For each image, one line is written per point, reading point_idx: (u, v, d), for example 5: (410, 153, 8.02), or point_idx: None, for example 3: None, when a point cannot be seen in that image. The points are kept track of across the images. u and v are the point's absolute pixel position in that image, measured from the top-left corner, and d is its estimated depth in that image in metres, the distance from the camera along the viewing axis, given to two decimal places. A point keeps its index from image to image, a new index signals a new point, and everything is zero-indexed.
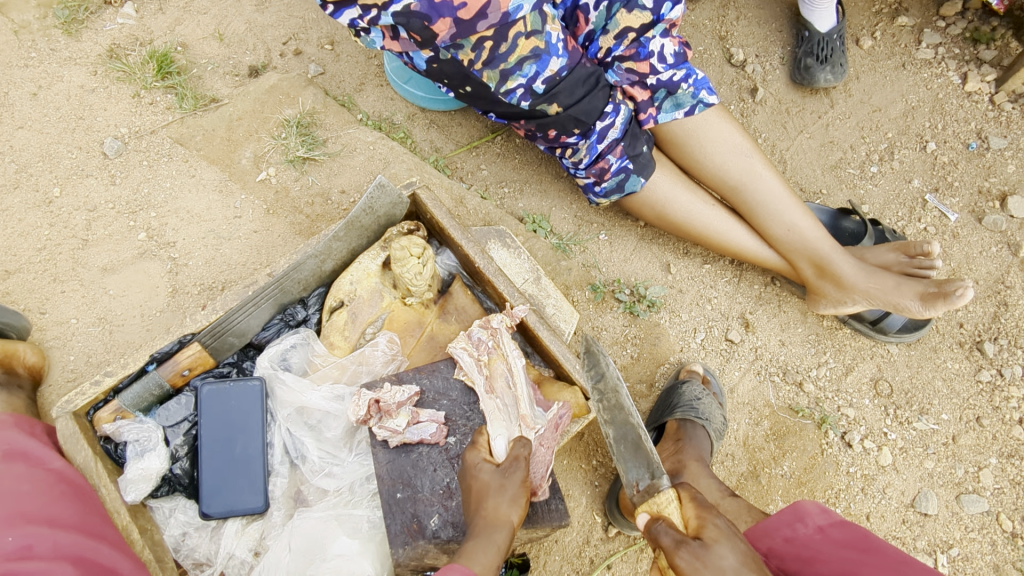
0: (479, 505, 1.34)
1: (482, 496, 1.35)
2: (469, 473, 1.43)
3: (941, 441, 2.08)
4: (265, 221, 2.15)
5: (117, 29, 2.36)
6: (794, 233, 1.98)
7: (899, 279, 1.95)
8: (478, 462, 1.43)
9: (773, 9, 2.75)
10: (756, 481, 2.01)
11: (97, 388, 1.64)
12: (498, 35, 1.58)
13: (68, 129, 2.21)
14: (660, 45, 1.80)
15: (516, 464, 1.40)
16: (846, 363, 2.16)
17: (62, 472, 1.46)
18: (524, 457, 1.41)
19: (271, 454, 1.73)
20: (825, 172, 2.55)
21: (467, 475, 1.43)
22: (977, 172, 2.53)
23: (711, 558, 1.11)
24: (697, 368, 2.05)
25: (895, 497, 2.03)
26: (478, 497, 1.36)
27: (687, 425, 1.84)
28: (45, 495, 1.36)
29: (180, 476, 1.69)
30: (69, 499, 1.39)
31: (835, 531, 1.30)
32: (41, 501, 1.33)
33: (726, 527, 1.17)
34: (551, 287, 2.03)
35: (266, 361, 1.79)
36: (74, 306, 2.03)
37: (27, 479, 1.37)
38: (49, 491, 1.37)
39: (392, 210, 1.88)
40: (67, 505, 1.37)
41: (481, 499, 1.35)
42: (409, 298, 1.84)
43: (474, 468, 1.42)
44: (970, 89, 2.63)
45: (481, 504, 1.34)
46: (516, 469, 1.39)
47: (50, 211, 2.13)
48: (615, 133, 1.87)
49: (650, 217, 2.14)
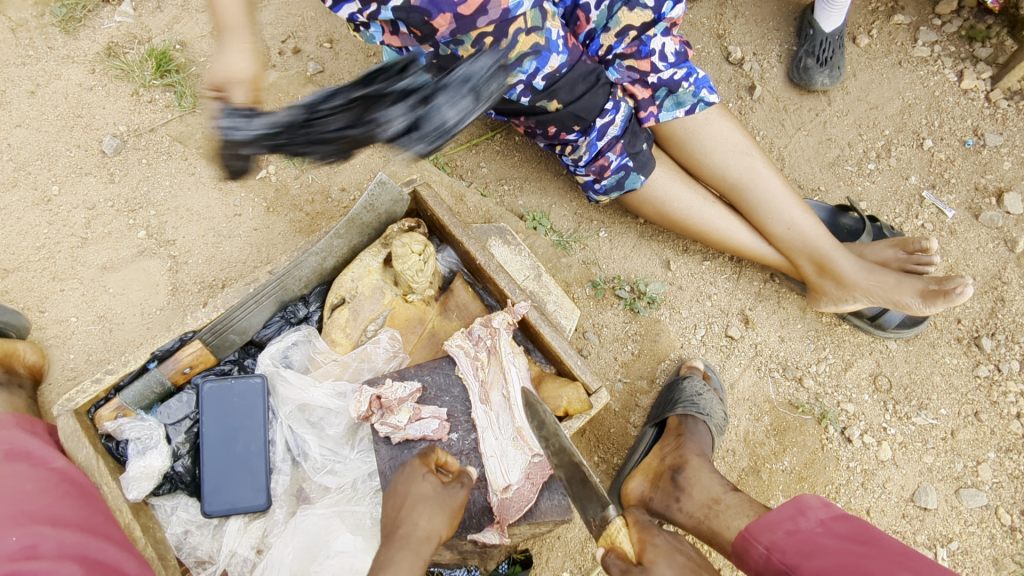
0: (413, 515, 1.27)
1: (418, 507, 1.29)
2: (407, 479, 1.35)
3: (940, 436, 2.10)
4: (265, 219, 2.15)
5: (115, 27, 2.35)
6: (795, 231, 1.99)
7: (899, 276, 1.96)
8: (422, 471, 1.36)
9: (770, 8, 2.76)
10: (757, 476, 2.02)
11: (98, 386, 1.63)
12: (498, 31, 1.58)
13: (66, 128, 2.21)
14: (661, 44, 1.81)
15: (457, 491, 1.36)
16: (845, 359, 2.17)
17: (65, 471, 1.45)
18: (465, 485, 1.39)
19: (273, 451, 1.73)
20: (823, 169, 2.56)
21: (403, 480, 1.35)
22: (974, 169, 2.55)
23: None
24: (697, 364, 2.05)
25: (895, 492, 2.04)
26: (413, 505, 1.29)
27: (688, 420, 1.85)
28: (48, 495, 1.35)
29: (181, 474, 1.69)
30: (73, 499, 1.39)
31: (834, 524, 1.31)
32: (45, 501, 1.33)
33: (665, 543, 1.29)
34: (552, 284, 2.04)
35: (268, 359, 1.79)
36: (74, 304, 2.03)
37: (30, 478, 1.37)
38: (52, 491, 1.37)
39: (393, 207, 1.88)
40: (70, 504, 1.36)
41: (415, 509, 1.28)
42: (410, 295, 1.84)
43: (414, 476, 1.35)
44: (966, 86, 2.65)
45: (414, 516, 1.27)
46: (458, 492, 1.36)
47: (49, 209, 2.12)
48: (615, 130, 1.87)
49: (650, 214, 2.15)
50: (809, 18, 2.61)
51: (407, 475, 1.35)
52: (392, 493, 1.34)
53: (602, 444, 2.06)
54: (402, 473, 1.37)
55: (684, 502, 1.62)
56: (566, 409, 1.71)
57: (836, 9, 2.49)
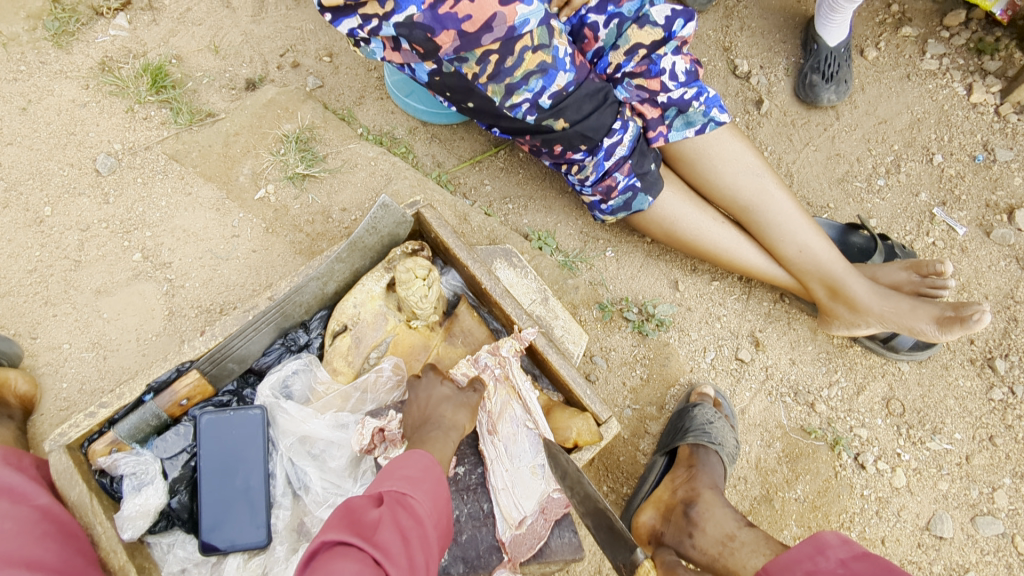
0: (438, 409, 1.51)
1: (441, 405, 1.53)
2: (427, 387, 1.58)
3: (955, 461, 2.05)
4: (264, 241, 2.10)
5: (109, 41, 2.29)
6: (806, 254, 1.94)
7: (914, 302, 1.91)
8: (439, 379, 1.59)
9: (776, 20, 2.72)
10: (770, 505, 1.97)
11: (92, 420, 1.57)
12: (504, 49, 1.52)
13: (58, 146, 2.14)
14: (672, 62, 1.76)
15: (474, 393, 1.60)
16: (857, 382, 2.12)
17: (48, 509, 1.38)
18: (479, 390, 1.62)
19: (273, 485, 1.67)
20: (832, 185, 2.52)
21: (424, 388, 1.58)
22: (985, 185, 2.51)
23: None
24: (708, 390, 2.00)
25: (910, 520, 2.00)
26: (438, 403, 1.53)
27: (700, 450, 1.80)
28: (25, 535, 1.27)
29: (178, 510, 1.64)
30: (53, 539, 1.30)
31: (851, 565, 1.19)
32: (20, 542, 1.25)
33: None
34: (559, 308, 1.99)
35: (268, 390, 1.73)
36: (67, 330, 1.97)
37: (8, 517, 1.29)
38: (29, 532, 1.28)
39: (396, 229, 1.82)
40: (49, 545, 1.27)
41: (440, 407, 1.52)
42: (414, 321, 1.79)
43: (433, 383, 1.59)
44: (975, 100, 2.61)
45: (440, 409, 1.52)
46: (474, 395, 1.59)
47: (41, 231, 2.06)
48: (622, 150, 1.81)
49: (658, 235, 2.09)
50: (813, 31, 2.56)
51: (426, 384, 1.59)
52: (415, 399, 1.57)
53: (611, 473, 2.01)
54: (421, 385, 1.60)
55: (697, 538, 1.56)
56: (576, 440, 1.65)
57: (838, 22, 2.45)
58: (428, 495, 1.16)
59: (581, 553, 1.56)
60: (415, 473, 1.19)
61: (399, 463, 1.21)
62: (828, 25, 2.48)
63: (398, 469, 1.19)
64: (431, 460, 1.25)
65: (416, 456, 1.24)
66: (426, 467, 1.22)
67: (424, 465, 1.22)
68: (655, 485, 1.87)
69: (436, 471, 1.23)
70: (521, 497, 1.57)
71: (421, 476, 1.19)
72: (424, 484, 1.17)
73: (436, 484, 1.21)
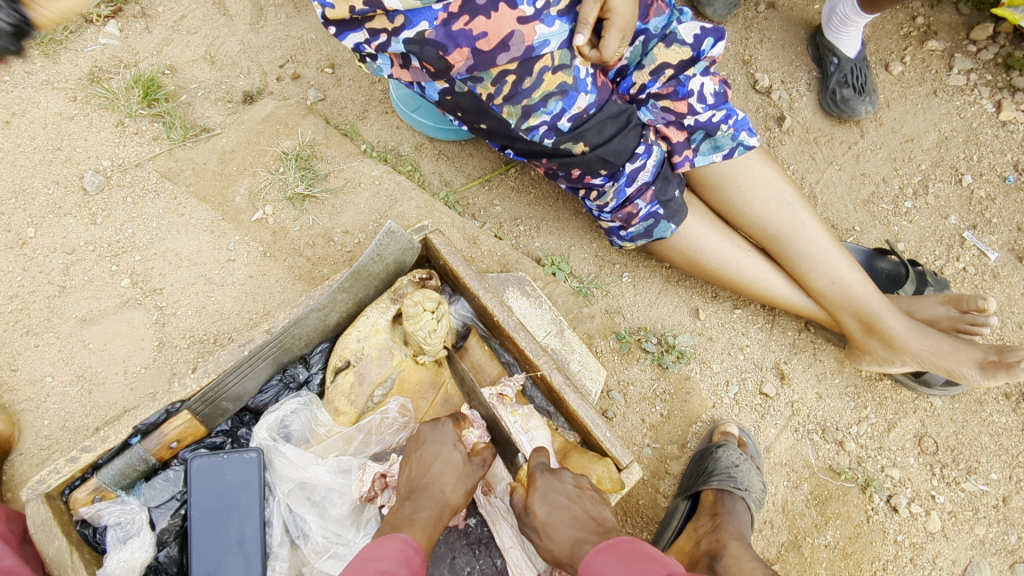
0: (439, 480, 1.33)
1: (443, 473, 1.34)
2: (438, 439, 1.39)
3: (992, 504, 1.94)
4: (262, 265, 1.98)
5: (99, 50, 2.17)
6: (840, 287, 1.81)
7: (956, 343, 1.80)
8: (454, 436, 1.40)
9: (797, 31, 2.60)
10: (799, 552, 1.86)
11: (73, 466, 1.45)
12: (522, 69, 1.41)
13: (43, 162, 2.02)
14: (700, 83, 1.64)
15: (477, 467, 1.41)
16: (887, 419, 2.01)
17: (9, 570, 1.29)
18: (486, 466, 1.42)
19: (269, 534, 1.53)
20: (857, 207, 2.41)
21: (432, 440, 1.39)
22: (1016, 208, 2.40)
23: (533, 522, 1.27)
24: (732, 429, 1.89)
25: (945, 567, 1.89)
26: (439, 471, 1.34)
27: (725, 496, 1.69)
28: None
29: (166, 564, 1.52)
30: None
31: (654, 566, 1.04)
32: None
33: (548, 482, 1.31)
34: (575, 340, 1.88)
35: (265, 432, 1.61)
36: (49, 362, 1.85)
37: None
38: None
39: (402, 256, 1.71)
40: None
41: (440, 476, 1.33)
42: (421, 356, 1.67)
43: (445, 438, 1.40)
44: (1005, 118, 2.49)
45: (439, 478, 1.33)
46: (478, 469, 1.41)
47: (24, 253, 1.94)
48: (646, 176, 1.69)
49: (680, 262, 1.96)
50: (825, 45, 2.47)
51: (439, 435, 1.40)
52: (420, 448, 1.39)
53: (630, 517, 1.89)
54: (431, 432, 1.41)
55: None
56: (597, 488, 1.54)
57: (849, 35, 2.38)
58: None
59: None
60: (392, 567, 1.08)
61: (376, 551, 1.11)
62: (834, 35, 2.42)
63: (373, 560, 1.08)
64: (412, 550, 1.14)
65: (388, 544, 1.13)
66: (405, 558, 1.12)
67: (402, 556, 1.12)
68: (677, 531, 1.75)
69: (416, 562, 1.13)
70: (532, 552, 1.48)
71: (398, 571, 1.08)
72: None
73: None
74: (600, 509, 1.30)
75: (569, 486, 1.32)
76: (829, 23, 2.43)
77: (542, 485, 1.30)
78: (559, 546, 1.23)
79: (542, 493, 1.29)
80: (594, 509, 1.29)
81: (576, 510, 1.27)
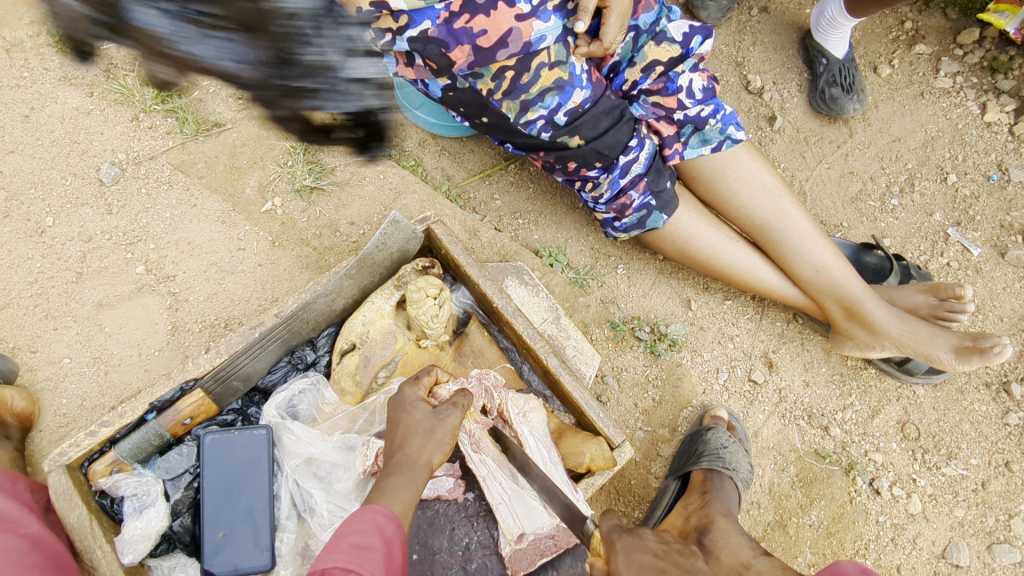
0: (407, 443, 1.32)
1: (410, 434, 1.34)
2: (399, 407, 1.41)
3: (971, 487, 2.02)
4: (271, 254, 2.07)
5: (115, 48, 2.25)
6: (824, 275, 1.89)
7: (933, 329, 1.88)
8: (412, 398, 1.42)
9: (788, 35, 2.69)
10: (784, 531, 1.93)
11: (93, 439, 1.53)
12: (520, 65, 1.50)
13: (62, 154, 2.10)
14: (689, 79, 1.73)
15: (451, 409, 1.40)
16: (871, 406, 2.09)
17: (38, 538, 1.34)
18: (460, 407, 1.42)
19: (277, 507, 1.60)
20: (845, 205, 2.49)
21: (398, 408, 1.41)
22: (999, 206, 2.48)
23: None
24: (721, 414, 1.97)
25: (925, 548, 1.97)
26: (408, 434, 1.34)
27: (714, 475, 1.76)
28: (12, 567, 1.24)
29: (181, 533, 1.60)
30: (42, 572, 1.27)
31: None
32: None
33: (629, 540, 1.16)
34: (571, 327, 1.96)
35: (273, 410, 1.68)
36: (67, 344, 1.93)
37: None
38: (18, 563, 1.25)
39: (406, 245, 1.79)
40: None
41: (408, 437, 1.34)
42: (424, 340, 1.75)
43: (405, 404, 1.41)
44: (989, 119, 2.58)
45: (406, 442, 1.33)
46: (450, 414, 1.39)
47: (43, 241, 2.02)
48: (638, 168, 1.76)
49: (671, 253, 2.04)
50: (815, 47, 2.56)
51: (399, 403, 1.42)
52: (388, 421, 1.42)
53: (622, 497, 1.97)
54: (394, 402, 1.44)
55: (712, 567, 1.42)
56: (589, 466, 1.61)
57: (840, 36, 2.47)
58: (378, 566, 1.04)
59: None
60: (366, 540, 1.07)
61: (347, 526, 1.10)
62: (823, 38, 2.52)
63: (346, 535, 1.07)
64: (385, 517, 1.13)
65: (365, 517, 1.12)
66: (378, 528, 1.11)
67: (377, 524, 1.11)
68: (668, 509, 1.82)
69: (390, 529, 1.12)
70: (520, 511, 1.54)
71: (373, 543, 1.07)
72: (374, 553, 1.05)
73: (390, 546, 1.09)
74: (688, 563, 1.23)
75: (650, 542, 1.21)
76: (817, 26, 2.53)
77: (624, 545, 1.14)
78: None
79: (625, 553, 1.12)
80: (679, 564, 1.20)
81: (661, 565, 1.17)
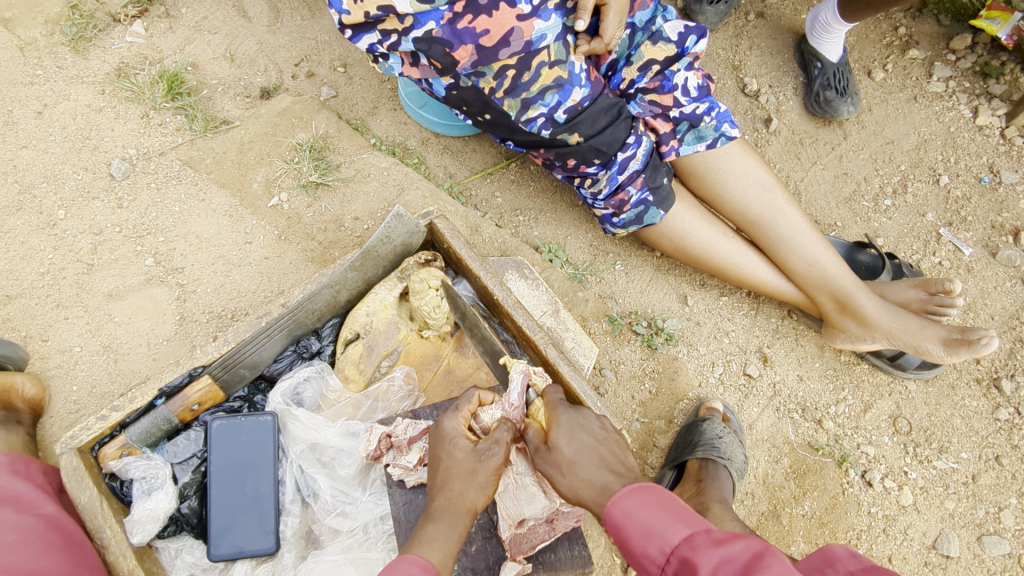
0: (447, 488, 1.30)
1: (450, 478, 1.31)
2: (441, 440, 1.38)
3: (962, 480, 2.06)
4: (277, 248, 2.11)
5: (126, 48, 2.31)
6: (817, 268, 1.94)
7: (922, 321, 1.92)
8: (453, 433, 1.38)
9: (784, 40, 2.75)
10: (777, 521, 1.97)
11: (103, 423, 1.56)
12: (521, 64, 1.55)
13: (73, 150, 2.16)
14: (684, 78, 1.79)
15: (493, 449, 1.34)
16: (864, 400, 2.13)
17: (53, 518, 1.38)
18: (504, 443, 1.35)
19: (282, 492, 1.65)
20: (839, 204, 2.53)
21: (439, 444, 1.38)
22: (990, 207, 2.53)
23: (561, 460, 1.29)
24: (717, 405, 2.01)
25: (917, 539, 2.00)
26: (448, 476, 1.32)
27: (709, 464, 1.81)
28: (28, 547, 1.27)
29: (187, 516, 1.62)
30: (58, 550, 1.30)
31: (696, 520, 1.08)
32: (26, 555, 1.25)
33: (570, 420, 1.34)
34: (570, 320, 2.00)
35: (278, 397, 1.73)
36: (78, 333, 1.98)
37: (13, 528, 1.30)
38: (34, 542, 1.29)
39: (409, 239, 1.83)
40: (54, 557, 1.27)
41: (448, 481, 1.31)
42: (426, 331, 1.85)
43: (447, 438, 1.37)
44: (981, 123, 2.63)
45: (447, 485, 1.31)
46: (491, 455, 1.33)
47: (55, 233, 2.07)
48: (636, 164, 1.82)
49: (668, 249, 2.09)
50: (809, 51, 2.62)
51: (442, 437, 1.38)
52: (433, 455, 1.39)
53: None
54: (438, 433, 1.40)
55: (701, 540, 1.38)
56: None
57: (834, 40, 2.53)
58: None
59: (590, 567, 1.57)
60: None
61: None
62: (817, 43, 2.58)
63: None
64: (421, 569, 1.14)
65: (403, 568, 1.12)
66: None
67: None
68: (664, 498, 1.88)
69: None
70: (522, 499, 1.51)
71: None
72: None
73: None
74: (625, 456, 1.31)
75: (595, 426, 1.35)
76: (813, 32, 2.59)
77: (567, 422, 1.33)
78: (585, 482, 1.25)
79: (568, 428, 1.32)
80: (619, 451, 1.32)
81: (602, 451, 1.29)
